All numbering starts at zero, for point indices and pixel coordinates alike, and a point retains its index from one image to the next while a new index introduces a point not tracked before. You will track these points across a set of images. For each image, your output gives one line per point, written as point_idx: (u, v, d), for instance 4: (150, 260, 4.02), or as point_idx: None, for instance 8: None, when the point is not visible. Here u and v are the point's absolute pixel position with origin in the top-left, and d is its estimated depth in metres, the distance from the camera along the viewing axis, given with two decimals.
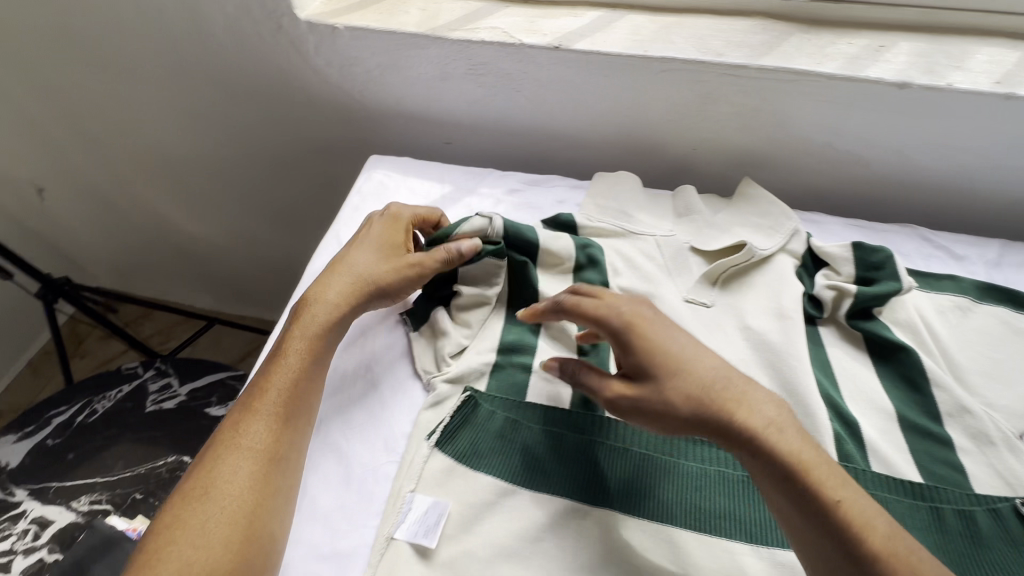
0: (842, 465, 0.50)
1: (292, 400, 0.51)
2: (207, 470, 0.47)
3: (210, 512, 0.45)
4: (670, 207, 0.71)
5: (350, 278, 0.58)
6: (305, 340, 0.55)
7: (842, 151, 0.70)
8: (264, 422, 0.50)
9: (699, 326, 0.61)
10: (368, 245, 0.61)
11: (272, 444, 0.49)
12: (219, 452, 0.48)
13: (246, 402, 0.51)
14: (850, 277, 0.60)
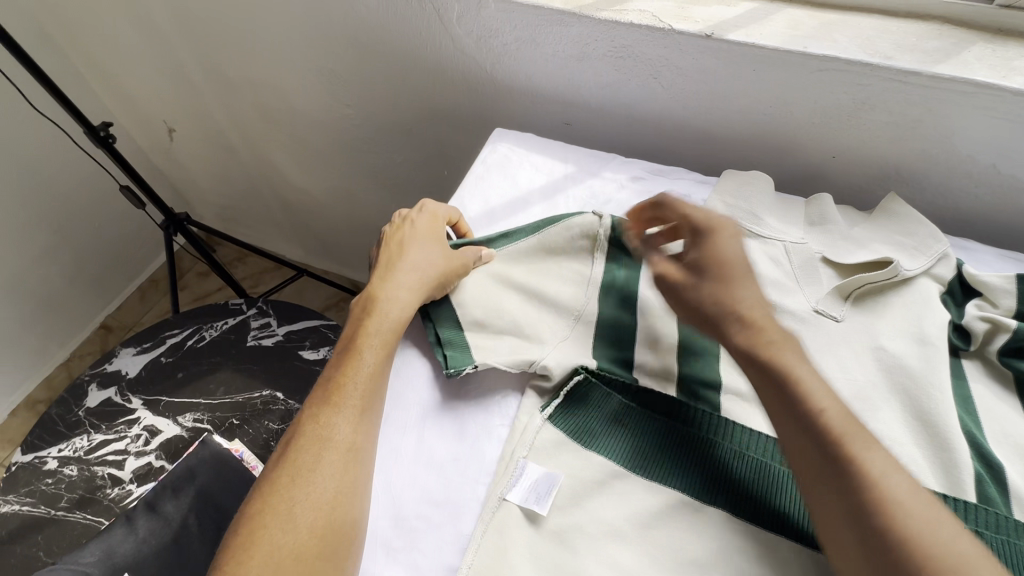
0: (982, 507, 0.46)
1: (368, 391, 0.51)
2: (290, 457, 0.47)
3: (296, 502, 0.45)
4: (803, 213, 0.68)
5: (411, 273, 0.58)
6: (378, 329, 0.54)
7: (1007, 175, 0.65)
8: (340, 412, 0.49)
9: (827, 340, 0.57)
10: (415, 242, 0.61)
11: (353, 436, 0.49)
12: (300, 444, 0.48)
13: (322, 393, 0.51)
14: (1008, 311, 0.56)
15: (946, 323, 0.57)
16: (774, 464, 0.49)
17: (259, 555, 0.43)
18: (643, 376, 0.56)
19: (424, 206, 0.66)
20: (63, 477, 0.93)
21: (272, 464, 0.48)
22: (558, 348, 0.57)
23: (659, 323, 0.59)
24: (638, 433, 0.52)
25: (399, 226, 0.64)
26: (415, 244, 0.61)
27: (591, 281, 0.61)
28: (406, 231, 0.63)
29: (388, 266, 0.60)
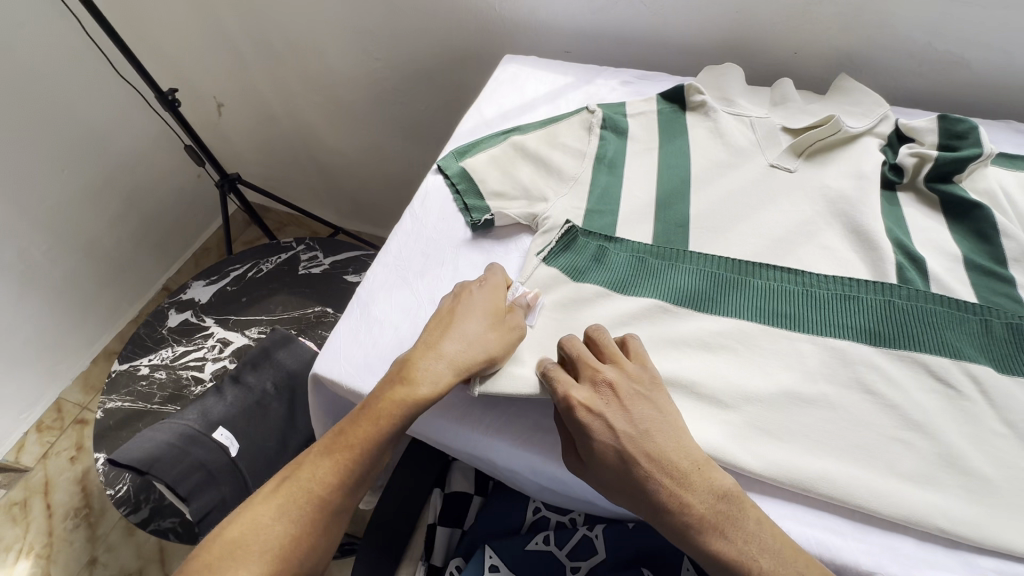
0: (899, 286, 0.58)
1: (388, 437, 0.53)
2: (326, 473, 0.53)
3: (308, 490, 0.53)
4: (768, 97, 0.80)
5: (460, 347, 0.56)
6: (411, 400, 0.53)
7: (940, 51, 0.77)
8: (375, 444, 0.53)
9: (782, 185, 0.70)
10: (470, 315, 0.58)
11: (365, 461, 0.53)
12: (336, 459, 0.53)
13: (355, 419, 0.54)
14: (931, 146, 0.68)
15: (882, 163, 0.69)
16: (728, 273, 0.63)
17: (269, 514, 0.52)
18: (628, 221, 0.69)
19: (486, 276, 0.62)
20: (155, 380, 1.10)
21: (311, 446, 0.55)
22: (559, 202, 0.71)
23: (643, 184, 0.73)
24: (613, 266, 0.65)
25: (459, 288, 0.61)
26: (468, 312, 0.58)
27: (585, 155, 0.75)
28: (464, 301, 0.59)
29: (436, 334, 0.57)
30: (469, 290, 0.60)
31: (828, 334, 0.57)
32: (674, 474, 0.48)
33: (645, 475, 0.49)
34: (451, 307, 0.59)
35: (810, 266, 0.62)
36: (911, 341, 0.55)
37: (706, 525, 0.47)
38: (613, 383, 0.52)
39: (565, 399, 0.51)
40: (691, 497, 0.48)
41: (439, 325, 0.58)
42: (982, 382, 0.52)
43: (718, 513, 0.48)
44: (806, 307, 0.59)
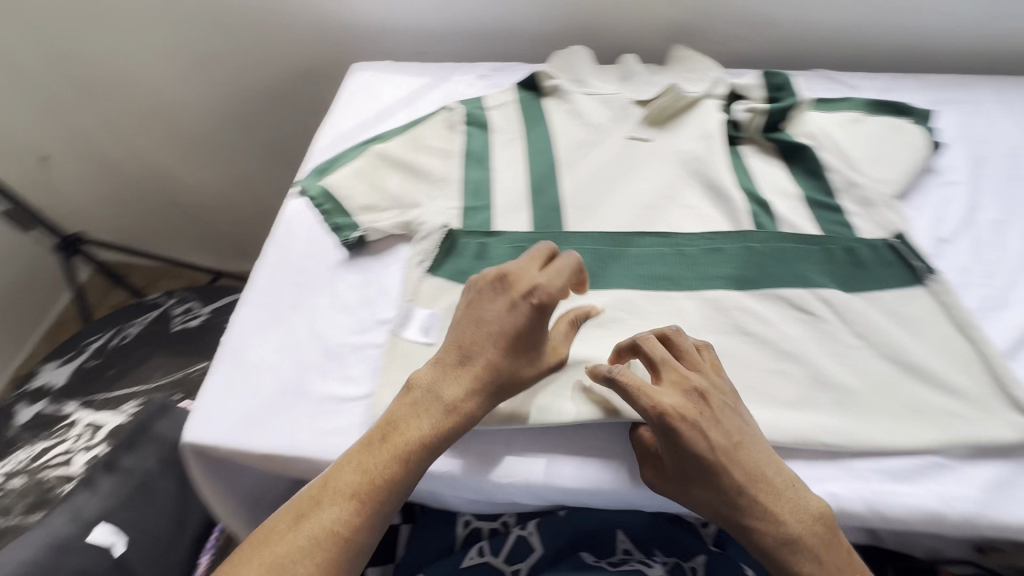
0: (753, 232, 0.63)
1: (412, 464, 0.48)
2: (336, 514, 0.45)
3: (312, 532, 0.45)
4: (617, 74, 0.84)
5: (486, 367, 0.51)
6: (434, 422, 0.49)
7: (756, 14, 0.83)
8: (398, 481, 0.47)
9: (641, 155, 0.73)
10: (489, 327, 0.51)
11: (386, 492, 0.47)
12: (349, 498, 0.46)
13: (372, 451, 0.48)
14: (759, 100, 0.74)
15: (722, 121, 0.74)
16: (605, 247, 0.64)
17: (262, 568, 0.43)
18: (504, 213, 0.69)
19: (508, 275, 0.53)
20: (9, 490, 0.91)
21: (319, 478, 0.48)
22: (431, 205, 0.69)
23: (513, 175, 0.72)
24: (496, 262, 0.64)
25: (486, 294, 0.53)
26: (482, 324, 0.52)
27: (452, 154, 0.74)
28: (477, 325, 0.52)
29: (464, 352, 0.51)
30: (507, 306, 0.52)
31: (701, 289, 0.60)
32: (766, 491, 0.47)
33: (739, 478, 0.47)
34: (476, 318, 0.52)
35: (676, 227, 0.66)
36: (773, 278, 0.60)
37: (791, 550, 0.46)
38: (704, 389, 0.50)
39: (651, 409, 0.48)
40: (787, 517, 0.46)
41: (465, 341, 0.52)
42: (834, 303, 0.58)
43: (812, 533, 0.46)
44: (677, 266, 0.62)
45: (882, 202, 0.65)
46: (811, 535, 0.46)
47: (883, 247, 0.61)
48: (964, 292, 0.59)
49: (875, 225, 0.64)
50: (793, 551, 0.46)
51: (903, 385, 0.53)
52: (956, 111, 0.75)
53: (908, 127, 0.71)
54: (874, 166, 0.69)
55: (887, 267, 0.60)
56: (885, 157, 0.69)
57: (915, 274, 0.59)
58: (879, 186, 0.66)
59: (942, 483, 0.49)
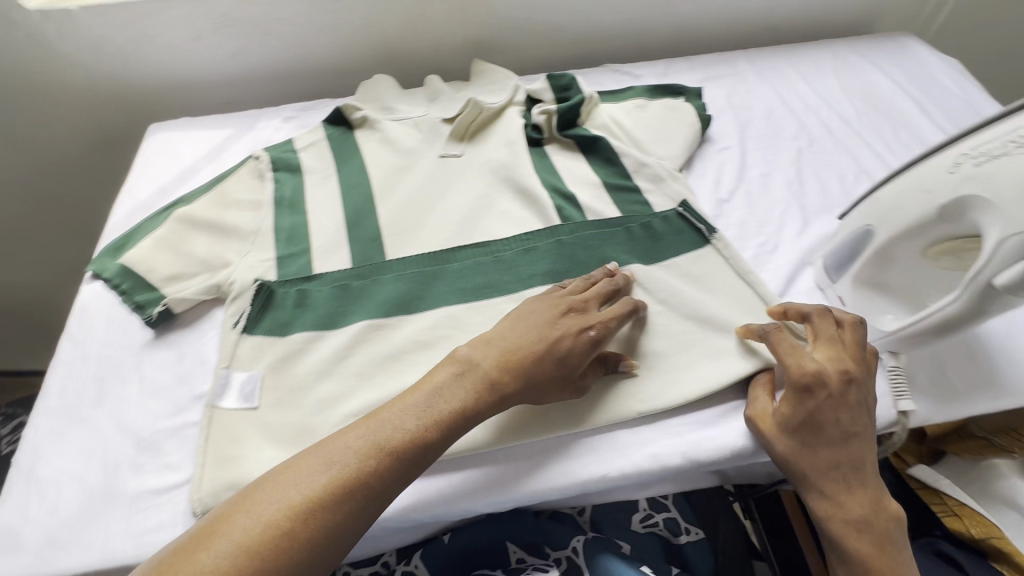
0: (560, 225, 0.67)
1: (432, 444, 0.47)
2: (351, 469, 0.44)
3: (305, 491, 0.42)
4: (424, 95, 0.86)
5: (542, 367, 0.51)
6: (468, 401, 0.49)
7: (541, 23, 0.89)
8: (419, 451, 0.46)
9: (454, 171, 0.75)
10: (575, 322, 0.53)
11: (396, 466, 0.45)
12: (376, 453, 0.45)
13: (411, 412, 0.47)
14: (551, 102, 0.79)
15: (523, 127, 0.78)
16: (426, 268, 0.65)
17: (242, 525, 0.40)
18: (323, 254, 0.67)
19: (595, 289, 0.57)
20: None
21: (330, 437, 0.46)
22: (243, 261, 0.66)
23: (329, 214, 0.71)
24: (318, 305, 0.62)
25: (579, 299, 0.55)
26: (560, 321, 0.53)
27: (262, 204, 0.71)
28: (561, 335, 0.52)
29: (534, 346, 0.51)
30: (591, 321, 0.54)
31: (521, 289, 0.62)
32: (848, 467, 0.49)
33: (827, 458, 0.49)
34: (551, 322, 0.53)
35: (493, 234, 0.68)
36: (582, 265, 0.64)
37: (854, 527, 0.48)
38: (859, 374, 0.50)
39: (801, 378, 0.49)
40: (847, 496, 0.49)
41: (544, 339, 0.52)
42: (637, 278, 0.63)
43: (865, 513, 0.48)
44: (496, 272, 0.64)
45: (669, 177, 0.71)
46: (864, 514, 0.48)
47: (673, 217, 0.67)
48: (743, 244, 0.66)
49: (666, 198, 0.70)
50: (846, 530, 0.48)
51: (703, 339, 0.58)
52: (722, 86, 0.85)
53: (682, 105, 0.79)
54: (659, 144, 0.75)
55: (680, 233, 0.66)
56: (667, 135, 0.76)
57: (701, 236, 0.66)
58: (665, 162, 0.73)
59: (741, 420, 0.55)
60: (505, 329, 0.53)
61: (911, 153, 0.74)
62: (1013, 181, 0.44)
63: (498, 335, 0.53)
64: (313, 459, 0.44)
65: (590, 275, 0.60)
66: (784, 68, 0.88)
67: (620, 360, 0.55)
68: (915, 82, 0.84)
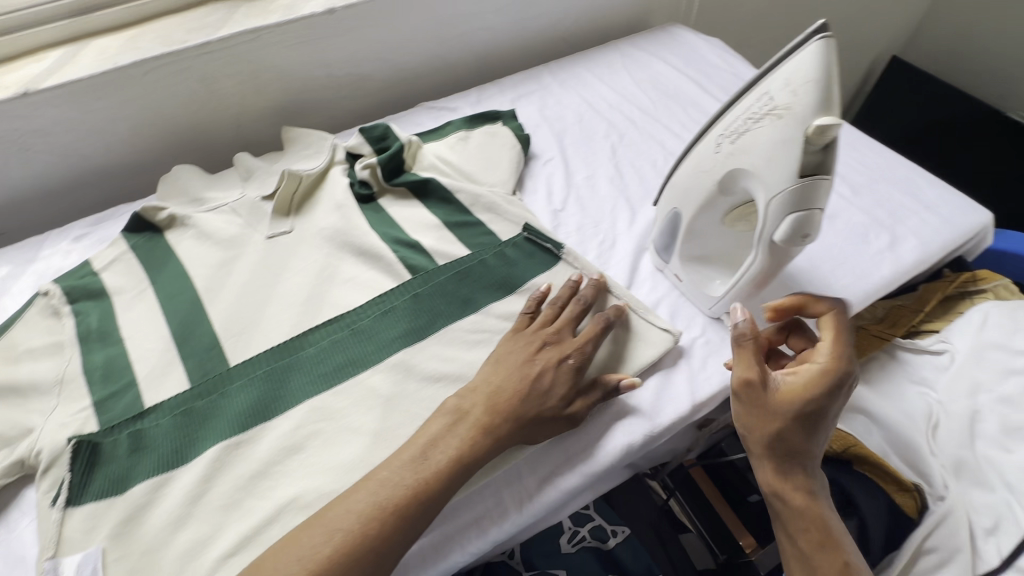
0: (410, 276, 0.66)
1: (439, 494, 0.47)
2: (351, 541, 0.43)
3: (307, 554, 0.42)
4: (237, 176, 0.80)
5: (531, 398, 0.52)
6: (461, 451, 0.49)
7: (344, 75, 0.87)
8: (428, 499, 0.46)
9: (288, 249, 0.70)
10: (568, 339, 0.57)
11: (402, 521, 0.45)
12: (377, 514, 0.44)
13: (409, 465, 0.47)
14: (371, 156, 0.77)
15: (349, 185, 0.75)
16: (278, 363, 0.59)
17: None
18: (152, 384, 0.59)
19: (577, 300, 0.60)
20: None
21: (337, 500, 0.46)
22: (50, 421, 0.55)
23: (152, 334, 0.63)
24: (157, 444, 0.54)
25: (567, 314, 0.58)
26: (556, 333, 0.57)
27: (65, 345, 0.61)
28: (536, 375, 0.53)
29: (531, 369, 0.53)
30: (570, 349, 0.56)
31: (386, 356, 0.59)
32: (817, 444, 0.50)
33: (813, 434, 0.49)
34: (551, 338, 0.56)
35: (344, 305, 0.64)
36: (445, 315, 0.62)
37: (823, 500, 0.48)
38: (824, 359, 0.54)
39: (828, 363, 0.48)
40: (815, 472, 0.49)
41: (529, 369, 0.53)
42: (495, 310, 0.63)
43: (824, 491, 0.49)
44: (356, 345, 0.60)
45: (504, 201, 0.73)
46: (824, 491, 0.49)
47: (521, 242, 0.68)
48: (585, 248, 0.69)
49: (506, 223, 0.72)
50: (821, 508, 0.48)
51: None
52: (532, 102, 0.89)
53: (500, 129, 0.81)
54: (488, 172, 0.76)
55: (530, 255, 0.67)
56: (493, 161, 0.77)
57: (552, 254, 0.67)
58: (497, 189, 0.74)
59: (623, 421, 0.56)
60: (499, 372, 0.53)
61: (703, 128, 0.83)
62: (760, 151, 0.50)
63: (496, 376, 0.53)
64: (320, 519, 0.45)
65: (556, 294, 0.60)
66: (584, 73, 0.95)
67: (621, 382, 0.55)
68: (692, 64, 0.95)
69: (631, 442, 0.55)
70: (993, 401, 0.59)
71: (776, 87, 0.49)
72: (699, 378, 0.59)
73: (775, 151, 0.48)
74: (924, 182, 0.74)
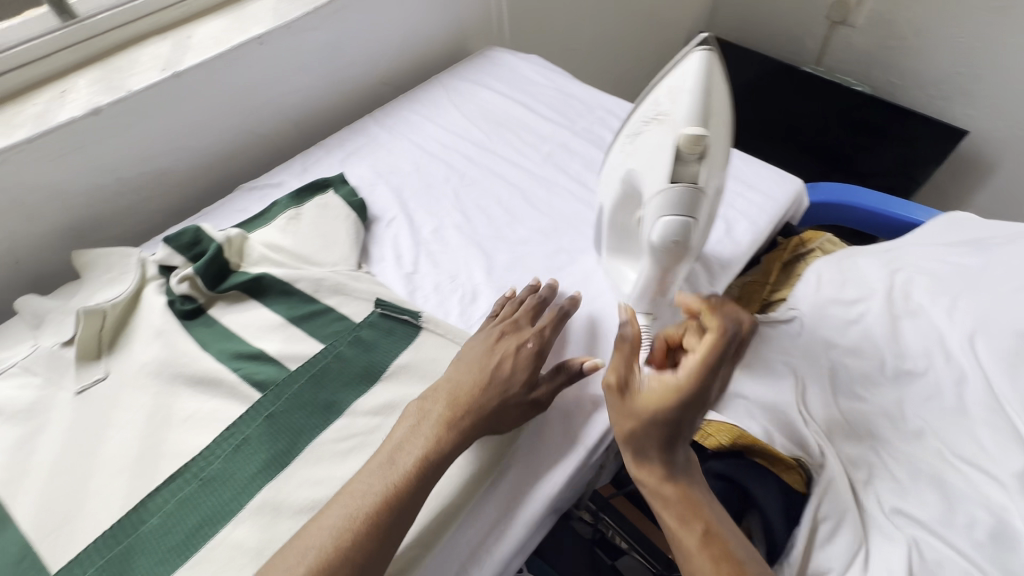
0: (261, 395, 0.58)
1: (412, 496, 0.46)
2: (317, 559, 0.41)
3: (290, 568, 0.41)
4: (24, 325, 0.66)
5: (494, 389, 0.53)
6: (431, 449, 0.48)
7: (135, 175, 0.76)
8: (401, 503, 0.45)
9: (105, 400, 0.60)
10: (526, 327, 0.59)
11: (373, 528, 0.44)
12: (353, 525, 0.43)
13: (378, 471, 0.47)
14: (187, 265, 0.67)
15: (169, 304, 0.66)
16: (114, 551, 0.49)
17: None
18: None
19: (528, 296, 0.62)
20: None
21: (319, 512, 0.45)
22: None
23: None
24: None
25: (518, 311, 0.61)
26: (515, 324, 0.59)
27: None
28: (500, 363, 0.55)
29: (489, 361, 0.55)
30: (527, 335, 0.58)
31: (248, 499, 0.51)
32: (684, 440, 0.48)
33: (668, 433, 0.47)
34: (504, 331, 0.58)
35: (187, 451, 0.55)
36: (308, 430, 0.56)
37: (684, 483, 0.48)
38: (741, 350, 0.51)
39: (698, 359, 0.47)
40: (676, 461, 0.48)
41: (488, 361, 0.55)
42: (363, 407, 0.57)
43: (687, 478, 0.48)
44: (209, 497, 0.52)
45: (348, 279, 0.67)
46: (686, 479, 0.48)
47: (375, 320, 0.64)
48: (446, 308, 0.66)
49: (357, 303, 0.66)
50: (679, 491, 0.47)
51: None
52: (362, 159, 0.84)
53: (332, 199, 0.75)
54: (327, 250, 0.70)
55: (388, 333, 0.63)
56: (328, 238, 0.71)
57: (412, 325, 0.63)
58: (341, 267, 0.69)
59: (521, 495, 0.53)
60: (462, 369, 0.54)
61: (538, 150, 0.83)
62: (648, 156, 0.46)
63: (460, 374, 0.54)
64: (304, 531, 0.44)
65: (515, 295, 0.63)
66: (409, 114, 0.91)
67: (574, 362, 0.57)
68: (516, 87, 0.95)
69: (545, 500, 0.53)
70: (843, 354, 0.64)
71: (664, 91, 0.44)
72: (589, 421, 0.58)
73: (657, 158, 0.45)
74: (741, 162, 0.79)
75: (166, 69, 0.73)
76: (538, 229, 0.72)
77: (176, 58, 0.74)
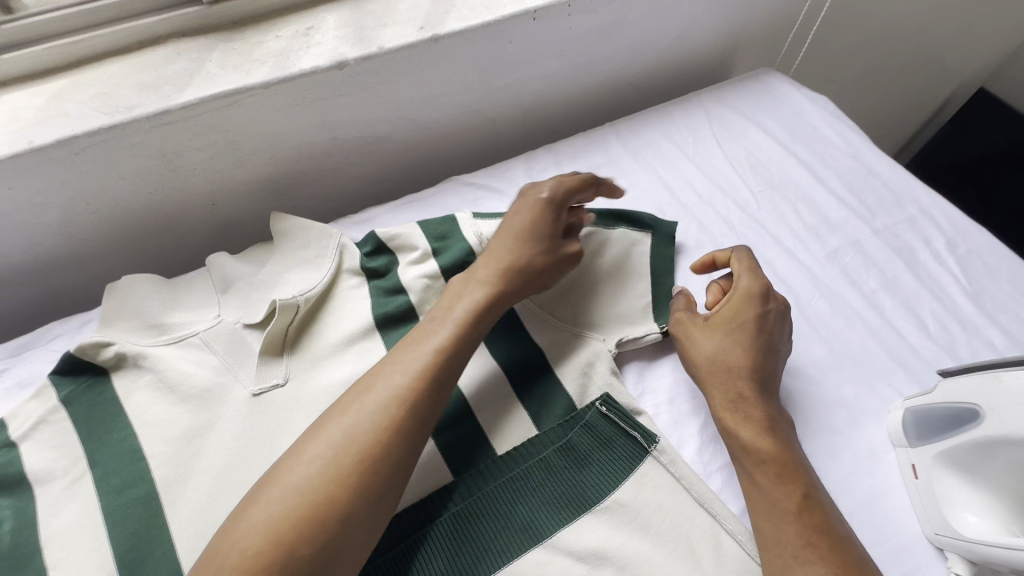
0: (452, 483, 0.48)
1: (428, 390, 0.44)
2: (394, 400, 0.43)
3: (304, 473, 0.39)
4: (210, 286, 0.60)
5: (512, 263, 0.54)
6: (447, 349, 0.47)
7: (351, 139, 0.66)
8: (417, 398, 0.43)
9: (280, 415, 0.52)
10: (555, 219, 0.57)
11: (382, 426, 0.41)
12: (371, 434, 0.41)
13: (389, 376, 0.44)
14: (427, 253, 0.61)
15: (375, 298, 0.58)
16: None
17: (252, 512, 0.38)
18: None
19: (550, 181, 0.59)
20: None
21: (320, 418, 0.43)
22: None
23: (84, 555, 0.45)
24: None
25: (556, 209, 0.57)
26: (542, 217, 0.56)
27: None
28: (539, 221, 0.56)
29: (498, 247, 0.55)
30: (541, 203, 0.57)
31: None
32: (780, 466, 0.45)
33: (764, 449, 0.46)
34: (530, 217, 0.56)
35: None
36: (496, 552, 0.45)
37: (810, 543, 0.42)
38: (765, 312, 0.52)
39: (711, 358, 0.51)
40: (793, 503, 0.44)
41: (510, 245, 0.55)
42: (567, 546, 0.45)
43: (814, 537, 0.42)
44: None
45: (584, 353, 0.54)
46: (816, 539, 0.42)
47: (593, 420, 0.51)
48: (681, 436, 0.53)
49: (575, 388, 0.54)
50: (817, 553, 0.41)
51: None
52: None
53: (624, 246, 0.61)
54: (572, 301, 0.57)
55: (607, 450, 0.50)
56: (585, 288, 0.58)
57: (639, 447, 0.49)
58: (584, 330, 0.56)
59: None
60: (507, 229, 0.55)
61: (822, 240, 0.64)
62: None
63: (510, 239, 0.55)
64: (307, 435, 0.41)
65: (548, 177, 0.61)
66: (659, 138, 0.74)
67: (582, 220, 0.59)
68: (798, 138, 0.74)
69: None
70: None
71: None
72: None
73: None
74: None
75: (424, 28, 0.60)
76: (812, 360, 0.55)
77: (437, 17, 0.61)
